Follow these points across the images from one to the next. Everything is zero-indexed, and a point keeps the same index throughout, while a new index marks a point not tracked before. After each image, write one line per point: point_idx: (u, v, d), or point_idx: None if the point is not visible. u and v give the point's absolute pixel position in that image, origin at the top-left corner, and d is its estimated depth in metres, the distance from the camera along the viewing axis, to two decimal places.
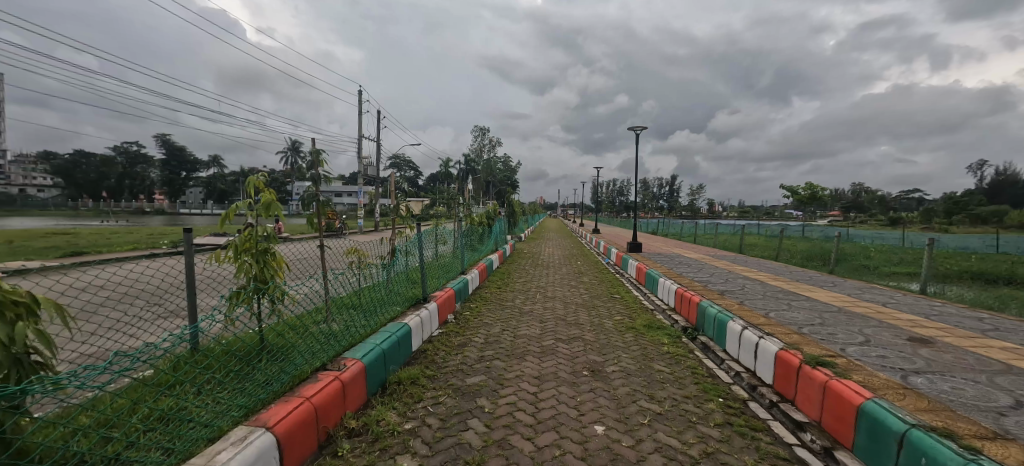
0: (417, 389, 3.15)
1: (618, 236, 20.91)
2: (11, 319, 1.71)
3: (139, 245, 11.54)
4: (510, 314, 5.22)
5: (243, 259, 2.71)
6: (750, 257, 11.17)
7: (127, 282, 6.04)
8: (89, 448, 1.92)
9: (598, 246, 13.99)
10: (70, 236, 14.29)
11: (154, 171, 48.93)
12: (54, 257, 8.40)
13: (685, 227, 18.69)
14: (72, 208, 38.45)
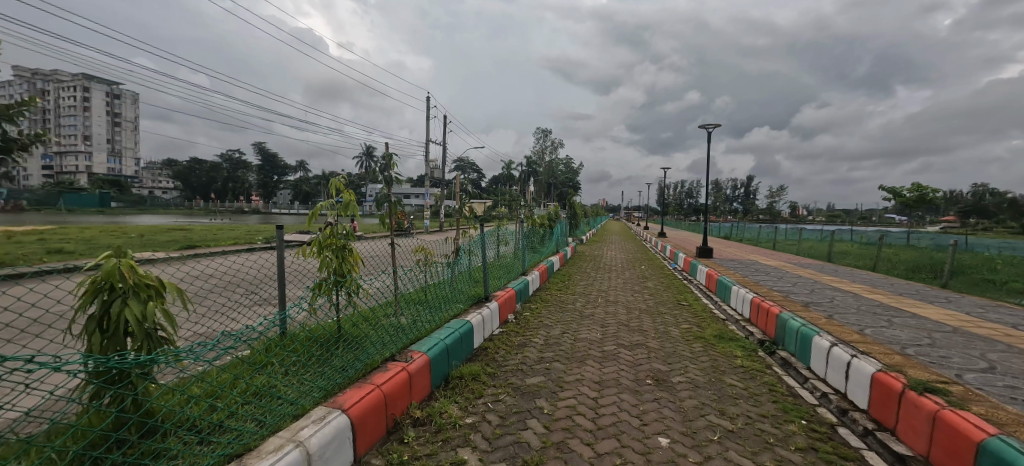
0: (477, 385, 3.22)
1: (686, 240, 19.77)
2: (144, 299, 2.22)
3: (243, 240, 13.16)
4: (570, 316, 5.16)
5: (325, 254, 2.97)
6: (840, 267, 9.98)
7: (233, 272, 6.92)
8: (201, 414, 2.22)
9: (663, 250, 13.36)
10: (192, 232, 16.75)
11: (252, 175, 55.63)
12: (179, 249, 9.86)
13: (762, 233, 17.19)
14: (190, 208, 44.92)
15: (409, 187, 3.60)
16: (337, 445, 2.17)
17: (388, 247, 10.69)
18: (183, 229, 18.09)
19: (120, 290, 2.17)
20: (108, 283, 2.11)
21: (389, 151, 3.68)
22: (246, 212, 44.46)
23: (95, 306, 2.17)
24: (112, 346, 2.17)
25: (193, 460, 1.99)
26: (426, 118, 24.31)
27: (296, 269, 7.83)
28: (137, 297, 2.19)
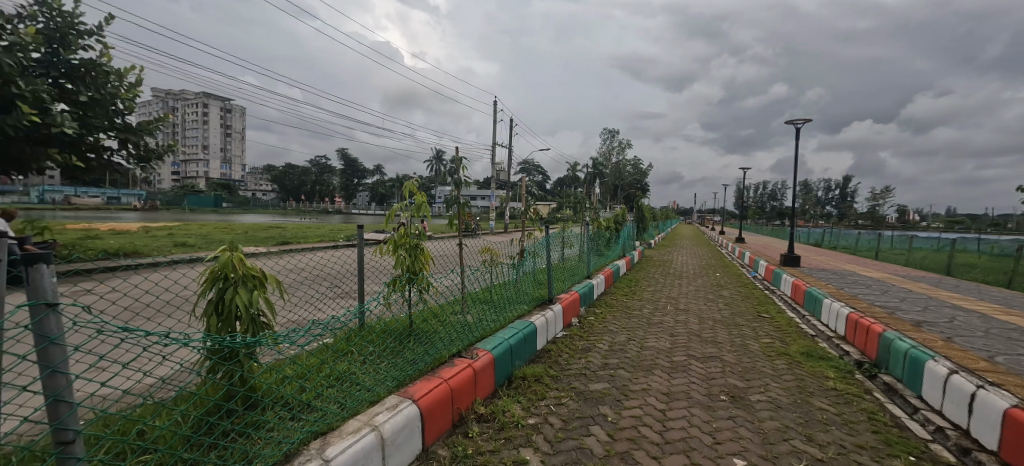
0: (540, 387, 3.22)
1: (768, 247, 18.10)
2: (251, 289, 2.52)
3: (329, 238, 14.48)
4: (637, 324, 4.97)
5: (400, 252, 3.16)
6: (966, 282, 8.48)
7: (322, 267, 7.66)
8: (294, 393, 2.47)
9: (741, 257, 12.37)
10: (291, 229, 18.85)
11: (336, 178, 61.18)
12: (278, 245, 11.13)
13: (863, 240, 15.16)
14: (284, 207, 50.47)
15: (476, 188, 3.71)
16: (407, 433, 2.30)
17: (456, 248, 11.12)
18: (280, 227, 20.35)
19: (232, 280, 2.47)
20: (224, 272, 2.42)
21: (458, 154, 3.81)
22: (329, 212, 48.78)
23: (213, 292, 2.50)
24: (226, 327, 2.49)
25: (285, 433, 2.21)
26: (493, 121, 24.91)
27: (374, 266, 8.46)
28: (245, 286, 2.49)
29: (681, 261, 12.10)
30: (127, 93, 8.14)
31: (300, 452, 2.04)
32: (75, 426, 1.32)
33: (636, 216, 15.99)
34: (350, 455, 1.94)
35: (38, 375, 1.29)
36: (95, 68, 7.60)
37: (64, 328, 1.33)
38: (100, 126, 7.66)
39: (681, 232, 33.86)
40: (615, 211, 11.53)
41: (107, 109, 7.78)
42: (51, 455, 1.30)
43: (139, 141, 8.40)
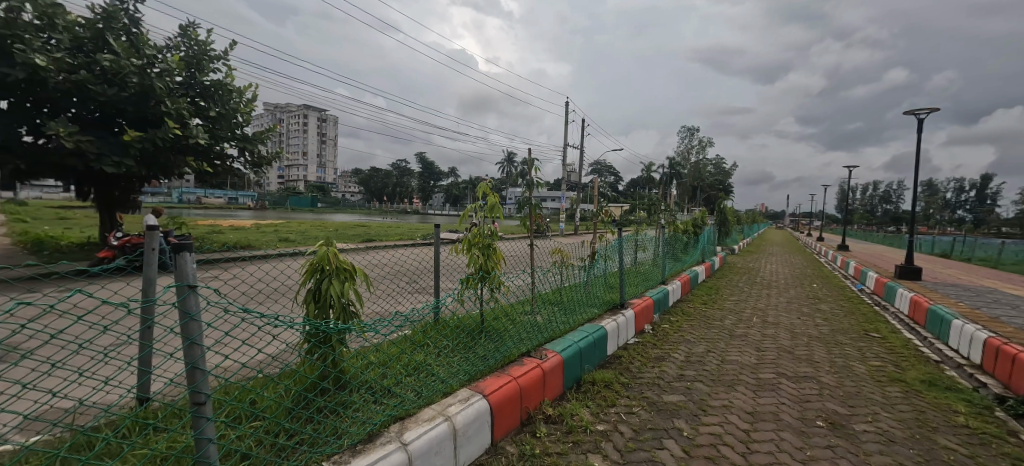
0: (610, 394, 3.13)
1: (880, 257, 15.71)
2: (342, 280, 2.75)
3: (408, 237, 15.44)
4: (718, 335, 4.64)
5: (473, 251, 3.28)
6: None
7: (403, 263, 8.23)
8: (376, 379, 2.66)
9: (845, 268, 10.92)
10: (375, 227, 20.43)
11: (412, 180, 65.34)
12: (364, 241, 12.13)
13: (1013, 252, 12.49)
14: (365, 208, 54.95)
15: (548, 189, 3.73)
16: (477, 426, 2.36)
17: (527, 249, 11.26)
18: (365, 225, 22.18)
19: (327, 271, 2.72)
20: (321, 265, 2.69)
21: (530, 156, 3.87)
22: (405, 212, 52.09)
23: (312, 281, 2.78)
24: (321, 314, 2.75)
25: (369, 415, 2.37)
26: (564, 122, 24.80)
27: (449, 263, 8.89)
28: (338, 278, 2.73)
29: (770, 269, 11.02)
30: (246, 108, 9.48)
31: (381, 433, 2.18)
32: (205, 391, 1.57)
33: (717, 220, 14.89)
34: (425, 441, 2.05)
35: (181, 344, 1.54)
36: (222, 88, 8.95)
37: (201, 307, 1.58)
38: (225, 136, 9.00)
39: (771, 238, 30.76)
40: (693, 213, 10.86)
41: (230, 122, 9.13)
42: (188, 414, 1.55)
43: (254, 149, 9.72)
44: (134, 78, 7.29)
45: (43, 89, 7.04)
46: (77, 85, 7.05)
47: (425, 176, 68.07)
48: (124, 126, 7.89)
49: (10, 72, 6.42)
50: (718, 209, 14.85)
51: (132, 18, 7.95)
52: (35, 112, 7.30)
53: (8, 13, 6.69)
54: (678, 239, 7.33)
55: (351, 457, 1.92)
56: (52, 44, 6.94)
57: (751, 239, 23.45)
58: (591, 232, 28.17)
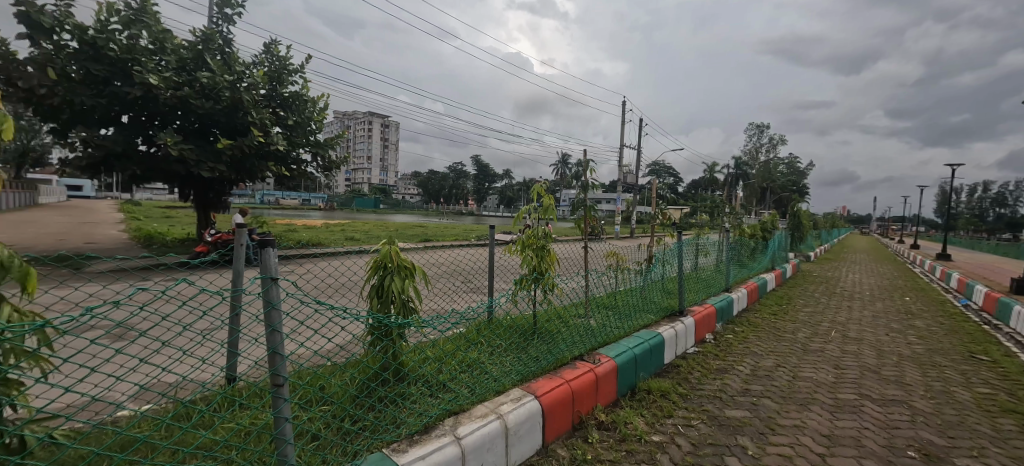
0: (667, 404, 3.00)
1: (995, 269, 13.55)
2: (403, 277, 2.89)
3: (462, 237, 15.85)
4: (790, 349, 4.29)
5: (527, 252, 3.31)
6: None
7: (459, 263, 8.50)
8: (433, 373, 2.76)
9: (946, 280, 9.58)
10: (432, 228, 21.23)
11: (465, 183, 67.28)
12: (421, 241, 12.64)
13: None
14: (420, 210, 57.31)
15: (603, 191, 3.68)
16: (529, 426, 2.37)
17: (580, 252, 11.12)
18: (422, 226, 23.11)
19: (389, 269, 2.86)
20: (384, 262, 2.83)
21: (586, 158, 3.85)
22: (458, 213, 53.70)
23: (375, 278, 2.93)
24: (383, 308, 2.89)
25: (426, 407, 2.43)
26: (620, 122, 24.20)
27: (503, 264, 9.04)
28: (400, 275, 2.86)
29: (851, 279, 9.97)
30: (319, 116, 10.30)
31: (437, 425, 2.24)
32: (284, 374, 1.68)
33: (788, 224, 13.75)
34: (478, 437, 2.10)
35: (264, 331, 1.67)
36: (299, 98, 9.81)
37: (282, 298, 1.70)
38: (301, 143, 9.85)
39: (852, 245, 27.79)
40: (762, 217, 10.11)
41: (305, 130, 9.96)
42: (269, 394, 1.68)
43: (325, 154, 10.54)
44: (226, 92, 8.22)
45: (156, 105, 8.14)
46: (182, 100, 8.08)
47: (476, 179, 69.66)
48: (218, 135, 8.91)
49: (132, 91, 7.51)
50: (790, 213, 13.70)
51: (226, 39, 8.95)
52: (150, 125, 8.47)
53: (131, 40, 7.84)
54: (744, 244, 6.87)
55: (409, 446, 2.00)
56: (163, 65, 8.01)
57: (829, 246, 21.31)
58: (646, 236, 27.19)
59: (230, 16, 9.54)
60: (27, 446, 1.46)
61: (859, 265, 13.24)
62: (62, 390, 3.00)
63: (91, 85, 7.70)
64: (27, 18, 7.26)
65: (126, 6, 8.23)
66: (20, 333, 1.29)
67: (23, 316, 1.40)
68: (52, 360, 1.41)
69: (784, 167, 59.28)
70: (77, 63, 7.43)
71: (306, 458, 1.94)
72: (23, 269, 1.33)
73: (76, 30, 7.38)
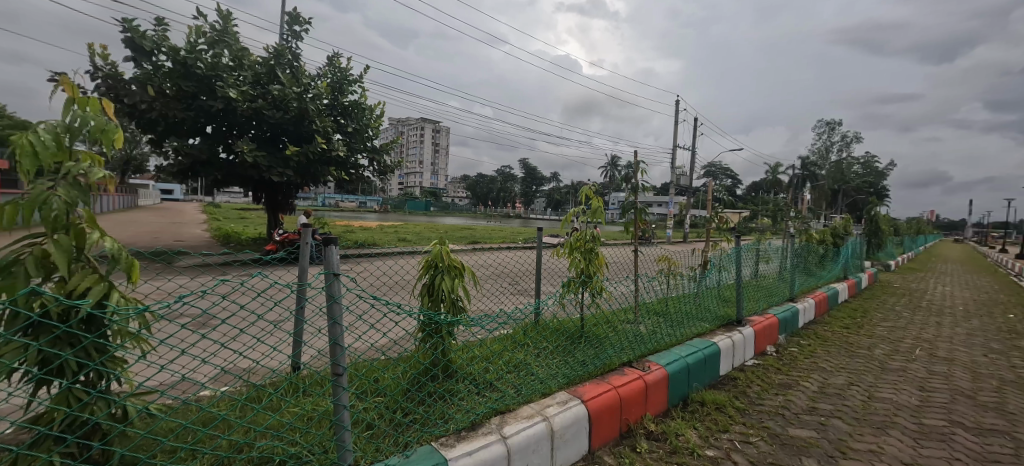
0: (722, 418, 2.84)
1: None
2: (453, 276, 2.96)
3: (508, 240, 15.98)
4: (865, 367, 3.91)
5: (575, 255, 3.31)
6: None
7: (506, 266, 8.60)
8: (480, 371, 2.81)
9: None
10: (479, 230, 21.59)
11: (509, 186, 67.86)
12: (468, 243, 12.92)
13: None
14: (467, 212, 58.66)
15: (654, 194, 3.61)
16: (575, 431, 2.35)
17: (630, 256, 10.85)
18: (470, 228, 23.62)
19: (440, 268, 2.95)
20: (436, 261, 2.92)
21: (636, 159, 3.80)
22: (503, 216, 54.27)
23: (427, 276, 3.03)
24: (434, 306, 2.98)
25: (473, 405, 2.47)
26: (673, 122, 23.33)
27: (550, 267, 9.05)
28: (450, 274, 2.94)
29: (941, 292, 8.89)
30: (375, 123, 10.88)
31: (484, 423, 2.28)
32: (343, 364, 1.77)
33: (864, 230, 12.54)
34: (523, 437, 2.12)
35: (326, 323, 1.76)
36: (358, 107, 10.45)
37: (343, 292, 1.79)
38: (359, 149, 10.47)
39: (943, 253, 24.73)
40: (832, 222, 9.30)
41: (363, 136, 10.57)
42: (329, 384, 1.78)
43: (380, 159, 11.11)
44: (294, 103, 8.96)
45: (234, 116, 9.01)
46: (255, 111, 8.88)
47: (521, 182, 70.12)
48: (286, 143, 9.69)
49: (215, 104, 8.38)
50: (867, 218, 12.49)
51: (295, 54, 9.74)
52: (229, 134, 9.38)
53: (215, 59, 8.76)
54: (812, 251, 6.37)
55: (456, 441, 2.06)
56: (240, 80, 8.86)
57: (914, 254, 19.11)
58: (701, 241, 25.92)
59: (298, 33, 10.37)
60: (129, 415, 1.66)
61: (952, 277, 11.75)
62: (159, 368, 3.40)
63: (182, 100, 8.68)
64: (133, 44, 8.34)
65: (211, 28, 9.21)
66: (125, 316, 1.49)
67: (127, 300, 1.61)
68: (149, 342, 1.62)
69: (857, 168, 54.08)
70: (171, 81, 8.41)
71: (360, 445, 2.04)
72: (128, 260, 1.52)
73: (171, 52, 8.37)
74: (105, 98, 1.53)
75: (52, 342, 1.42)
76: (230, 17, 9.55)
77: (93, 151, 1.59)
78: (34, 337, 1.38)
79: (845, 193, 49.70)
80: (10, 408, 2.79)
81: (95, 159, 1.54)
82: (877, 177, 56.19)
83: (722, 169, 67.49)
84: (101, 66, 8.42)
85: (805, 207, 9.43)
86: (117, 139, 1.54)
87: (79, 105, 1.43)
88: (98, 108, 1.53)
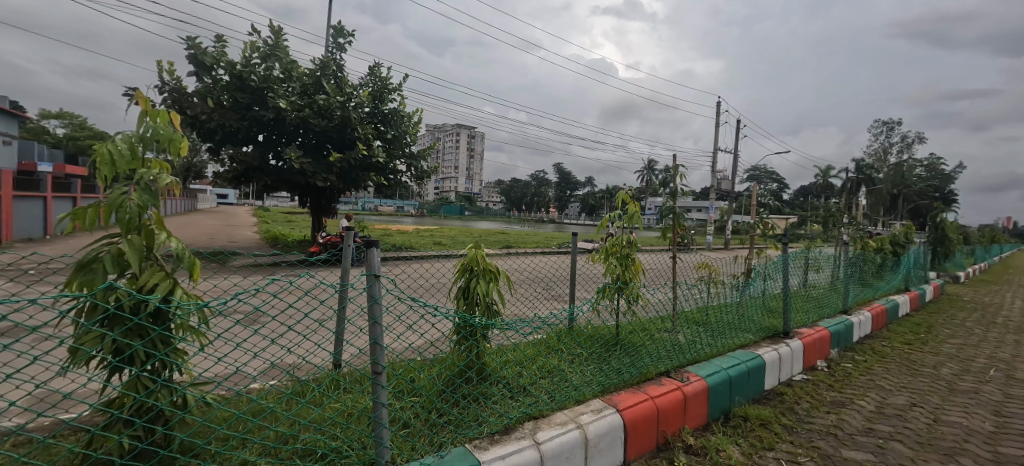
0: (767, 435, 2.68)
1: None
2: (487, 280, 2.98)
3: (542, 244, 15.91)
4: (931, 387, 3.59)
5: (610, 260, 3.28)
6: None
7: (539, 271, 8.61)
8: (513, 376, 2.80)
9: None
10: (512, 234, 21.61)
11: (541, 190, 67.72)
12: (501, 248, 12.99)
13: None
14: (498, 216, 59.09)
15: (694, 199, 3.51)
16: (610, 440, 2.31)
17: (667, 263, 10.55)
18: (503, 232, 24.64)
19: (475, 272, 2.98)
20: (471, 264, 2.96)
21: (674, 164, 3.71)
22: (535, 221, 54.18)
23: (462, 280, 3.07)
24: (469, 309, 3.01)
25: (507, 409, 2.47)
26: (715, 124, 22.49)
27: (585, 273, 8.98)
28: (485, 278, 2.96)
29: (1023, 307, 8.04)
30: (413, 129, 11.21)
31: (517, 428, 2.27)
32: (382, 363, 1.81)
33: (928, 238, 11.57)
34: (557, 444, 2.10)
35: (367, 323, 1.81)
36: (397, 114, 10.83)
37: (383, 293, 1.82)
38: (397, 155, 10.84)
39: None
40: (892, 228, 8.64)
41: (401, 142, 10.93)
42: (369, 383, 1.83)
43: (417, 164, 11.45)
44: (338, 112, 9.42)
45: (283, 125, 9.58)
46: (302, 120, 9.39)
47: (554, 187, 69.82)
48: (330, 150, 10.18)
49: (266, 114, 8.95)
50: (931, 225, 11.52)
51: (339, 65, 10.22)
52: (278, 142, 9.96)
53: (267, 71, 9.37)
54: (868, 260, 5.95)
55: (490, 444, 2.07)
56: (289, 91, 9.41)
57: (989, 265, 17.35)
58: (743, 248, 24.79)
59: (342, 44, 10.88)
60: (188, 403, 1.80)
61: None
62: (217, 360, 3.66)
63: (237, 110, 9.32)
64: (195, 60, 9.05)
65: (264, 43, 9.85)
66: (186, 311, 1.61)
67: (189, 296, 1.74)
68: (206, 336, 1.75)
69: (919, 170, 49.97)
70: (228, 93, 9.05)
71: (397, 443, 2.08)
72: (190, 260, 1.64)
73: (229, 66, 9.02)
74: (173, 110, 1.67)
75: (125, 334, 1.58)
76: (281, 32, 10.17)
77: (163, 160, 1.75)
78: (110, 328, 1.54)
79: (905, 198, 46.06)
80: (90, 391, 3.08)
81: (163, 165, 1.68)
82: (942, 180, 51.68)
83: (767, 173, 64.19)
84: (168, 80, 9.19)
85: (861, 213, 8.82)
86: (180, 147, 1.67)
87: (150, 117, 1.58)
88: (167, 121, 1.68)
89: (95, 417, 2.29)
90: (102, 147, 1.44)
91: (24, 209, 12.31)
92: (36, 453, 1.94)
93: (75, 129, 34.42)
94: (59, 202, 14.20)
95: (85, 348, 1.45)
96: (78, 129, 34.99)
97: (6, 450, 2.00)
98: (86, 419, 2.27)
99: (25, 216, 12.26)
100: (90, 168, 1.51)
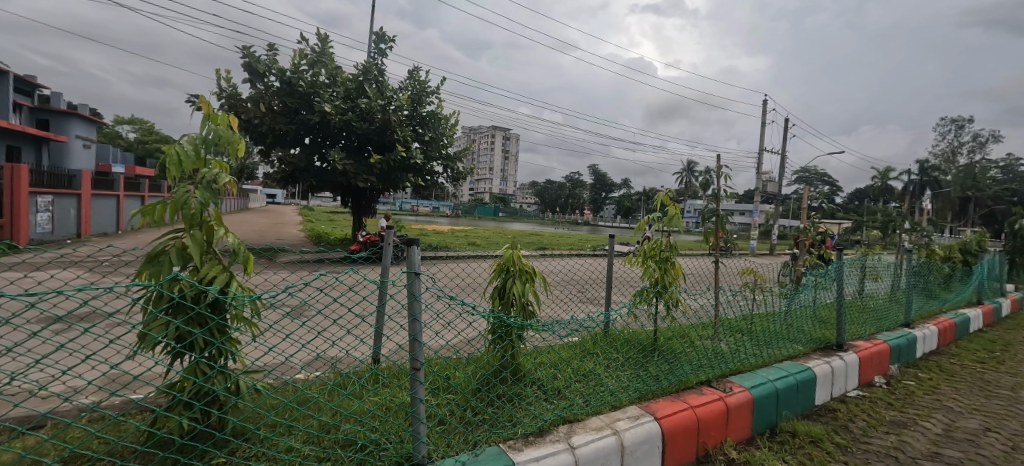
0: (819, 453, 2.52)
1: None
2: (522, 279, 2.97)
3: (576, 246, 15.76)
4: (1008, 411, 3.26)
5: (649, 263, 3.20)
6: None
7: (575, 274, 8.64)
8: (544, 380, 2.77)
9: None
10: None
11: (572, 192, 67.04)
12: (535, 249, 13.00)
13: None
14: (530, 218, 59.07)
15: (737, 201, 3.38)
16: (647, 448, 2.26)
17: (709, 269, 10.14)
18: (537, 233, 24.84)
19: (512, 272, 2.97)
20: (508, 265, 2.94)
21: (716, 164, 3.60)
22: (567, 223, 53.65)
23: (498, 280, 3.07)
24: (505, 309, 3.00)
25: (542, 410, 2.46)
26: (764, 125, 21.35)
27: (622, 276, 8.84)
28: (522, 279, 2.93)
29: None
30: (450, 131, 11.46)
31: (552, 430, 2.26)
32: (420, 359, 1.83)
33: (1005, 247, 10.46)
34: (593, 449, 2.08)
35: (407, 319, 1.83)
36: (435, 116, 11.11)
37: (423, 291, 1.82)
38: (434, 156, 11.07)
39: None
40: (964, 235, 7.91)
41: (438, 144, 11.17)
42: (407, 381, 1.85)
43: (452, 166, 11.67)
44: (379, 115, 9.81)
45: (328, 128, 10.05)
46: (346, 123, 9.81)
47: (587, 188, 68.89)
48: (370, 152, 10.58)
49: (313, 118, 9.43)
50: (1010, 232, 10.39)
51: (380, 70, 10.64)
52: (323, 145, 10.46)
53: (314, 77, 9.91)
54: (934, 270, 5.48)
55: (524, 445, 2.07)
56: (334, 95, 9.84)
57: None
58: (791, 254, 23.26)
59: (383, 49, 11.28)
60: (240, 390, 1.91)
61: None
62: (267, 350, 3.92)
63: (286, 115, 9.88)
64: (250, 68, 9.68)
65: (312, 50, 10.39)
66: (241, 302, 1.69)
67: (244, 289, 1.84)
68: (259, 327, 1.83)
69: (994, 173, 45.32)
70: (278, 98, 9.62)
71: (434, 439, 2.11)
72: (245, 254, 1.73)
73: (279, 73, 9.59)
74: (232, 114, 1.78)
75: (187, 322, 1.71)
76: (327, 39, 10.69)
77: (223, 161, 1.87)
78: (173, 316, 1.67)
79: (977, 203, 41.91)
80: (155, 374, 3.39)
81: (222, 165, 1.79)
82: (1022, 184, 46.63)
83: (818, 175, 60.25)
84: (226, 87, 9.90)
85: (926, 218, 8.14)
86: (237, 148, 1.78)
87: (212, 121, 1.69)
88: (229, 123, 1.80)
89: (158, 399, 2.50)
90: (171, 148, 1.58)
91: (100, 207, 13.55)
92: (108, 429, 2.14)
93: (144, 133, 37.38)
94: (131, 201, 15.60)
95: (152, 334, 1.59)
96: (147, 134, 38.22)
97: (84, 424, 2.23)
98: (150, 400, 2.46)
99: (102, 213, 13.58)
100: (160, 169, 1.64)
